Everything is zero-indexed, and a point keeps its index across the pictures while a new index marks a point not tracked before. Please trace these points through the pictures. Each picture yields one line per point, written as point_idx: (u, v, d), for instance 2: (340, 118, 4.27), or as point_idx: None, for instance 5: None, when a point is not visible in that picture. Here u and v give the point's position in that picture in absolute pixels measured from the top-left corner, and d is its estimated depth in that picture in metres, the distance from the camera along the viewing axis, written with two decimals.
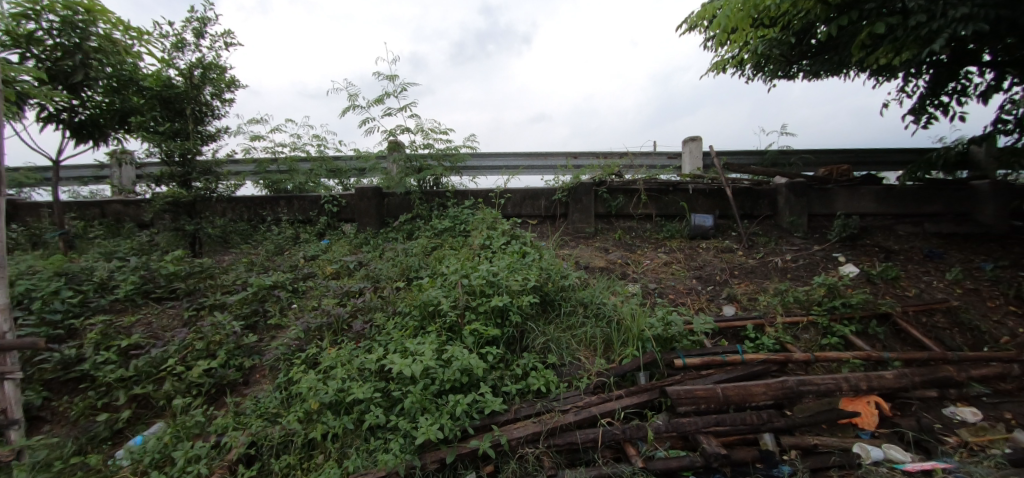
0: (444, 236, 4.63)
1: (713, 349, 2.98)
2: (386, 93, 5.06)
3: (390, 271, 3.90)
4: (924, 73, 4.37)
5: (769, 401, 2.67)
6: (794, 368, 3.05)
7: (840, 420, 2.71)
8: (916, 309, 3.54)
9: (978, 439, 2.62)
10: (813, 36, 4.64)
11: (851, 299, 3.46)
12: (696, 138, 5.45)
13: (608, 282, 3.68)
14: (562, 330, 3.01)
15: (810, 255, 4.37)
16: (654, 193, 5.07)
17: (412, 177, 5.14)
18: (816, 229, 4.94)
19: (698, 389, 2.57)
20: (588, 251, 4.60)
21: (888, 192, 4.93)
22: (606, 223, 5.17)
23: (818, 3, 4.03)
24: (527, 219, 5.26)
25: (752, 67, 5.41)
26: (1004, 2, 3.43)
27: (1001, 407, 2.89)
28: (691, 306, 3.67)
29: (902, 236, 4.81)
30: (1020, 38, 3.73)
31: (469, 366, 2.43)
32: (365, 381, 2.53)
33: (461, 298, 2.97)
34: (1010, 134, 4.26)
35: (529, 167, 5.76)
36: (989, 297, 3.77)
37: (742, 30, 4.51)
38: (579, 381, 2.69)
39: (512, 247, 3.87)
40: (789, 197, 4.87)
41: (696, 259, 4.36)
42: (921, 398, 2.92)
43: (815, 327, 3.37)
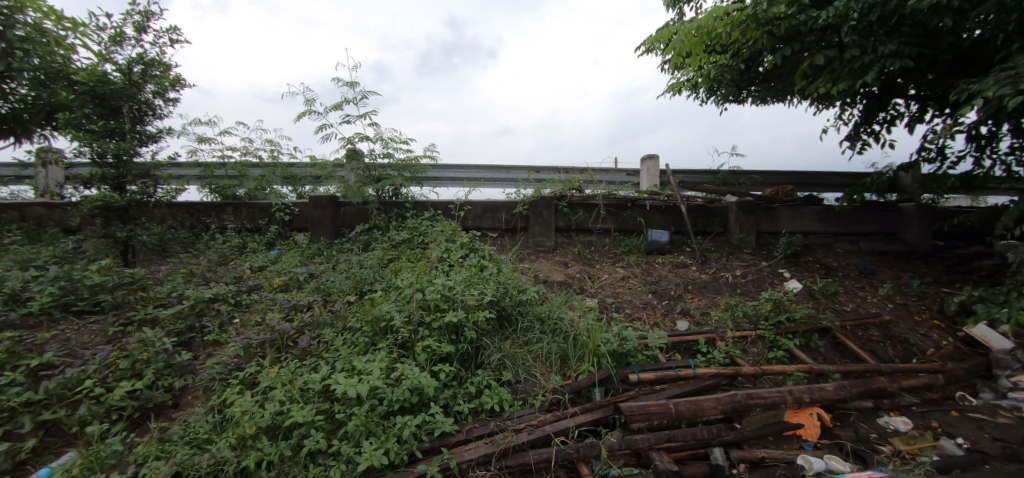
0: (401, 248, 4.51)
1: (666, 364, 3.03)
2: (344, 100, 4.93)
3: (342, 284, 3.75)
4: (858, 103, 4.71)
5: (719, 416, 2.72)
6: (743, 382, 3.13)
7: (785, 432, 2.79)
8: (853, 324, 3.75)
9: (910, 447, 2.77)
10: (760, 64, 4.91)
11: (795, 313, 3.62)
12: (654, 156, 5.61)
13: (565, 296, 3.67)
14: (519, 346, 2.97)
15: (759, 271, 4.55)
16: (612, 208, 5.15)
17: (370, 186, 5.01)
18: (763, 246, 5.16)
19: (651, 405, 2.59)
20: (547, 265, 4.60)
21: (827, 212, 5.24)
22: (566, 237, 5.19)
23: (764, 33, 4.28)
24: (487, 232, 5.22)
25: (706, 90, 5.66)
26: (926, 41, 3.74)
27: (928, 416, 3.07)
28: (647, 321, 3.72)
29: (841, 253, 5.10)
30: (939, 75, 4.08)
31: (419, 385, 2.35)
32: (306, 402, 2.39)
33: (415, 313, 2.89)
34: (932, 162, 4.64)
35: (491, 179, 5.73)
36: (916, 312, 4.04)
37: (696, 55, 4.71)
38: (534, 398, 2.65)
39: (471, 261, 3.81)
40: (739, 215, 5.08)
41: (652, 275, 4.45)
42: (858, 409, 3.06)
43: (763, 341, 3.50)
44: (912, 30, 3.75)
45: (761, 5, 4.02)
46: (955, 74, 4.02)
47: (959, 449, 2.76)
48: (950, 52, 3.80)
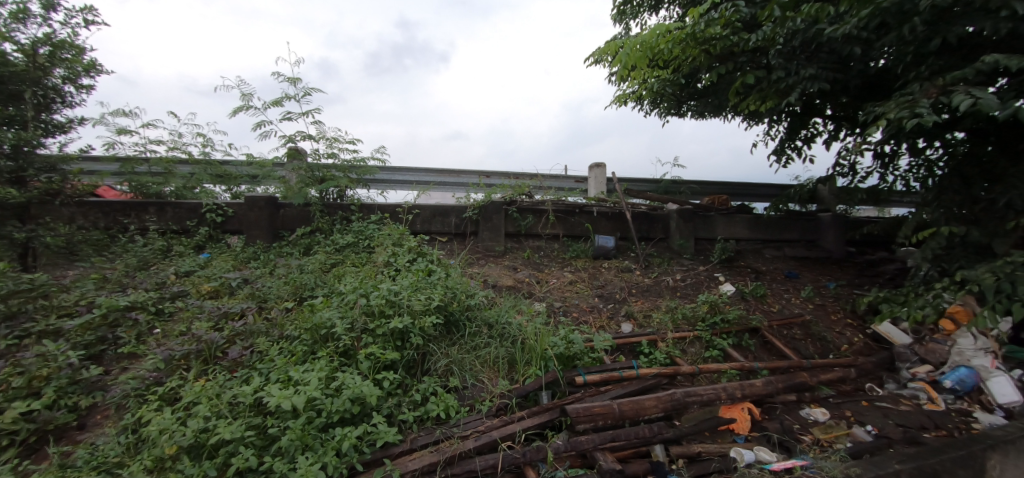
0: (345, 252, 4.34)
1: (611, 365, 3.11)
2: (285, 96, 4.71)
3: (280, 290, 3.55)
4: (783, 121, 5.10)
5: (660, 414, 2.82)
6: (682, 381, 3.28)
7: (719, 427, 2.95)
8: (779, 323, 4.03)
9: (827, 436, 3.01)
10: (698, 80, 5.20)
11: (728, 315, 3.84)
12: (601, 164, 5.78)
13: (513, 300, 3.68)
14: (466, 351, 2.93)
15: (697, 275, 4.80)
16: (560, 214, 5.24)
17: (313, 187, 4.78)
18: (700, 251, 5.44)
19: (595, 406, 2.64)
20: (497, 269, 4.59)
21: (757, 220, 5.61)
22: (515, 242, 5.22)
23: (702, 51, 4.54)
24: (436, 236, 5.14)
25: (649, 102, 5.92)
26: (840, 67, 4.12)
27: (843, 406, 3.36)
28: (593, 325, 3.79)
29: (769, 258, 5.47)
30: (851, 98, 4.50)
31: (361, 395, 2.26)
32: (236, 418, 2.23)
33: (359, 319, 2.78)
34: (845, 176, 5.10)
35: (441, 183, 5.66)
36: (833, 312, 4.41)
37: (640, 68, 4.91)
38: (481, 403, 2.62)
39: (418, 265, 3.73)
40: (679, 222, 5.33)
41: (598, 279, 4.56)
42: (783, 402, 3.28)
43: (700, 341, 3.67)
44: (828, 56, 4.12)
45: (700, 24, 4.26)
46: (864, 98, 4.45)
47: (868, 436, 3.03)
48: (860, 77, 4.19)
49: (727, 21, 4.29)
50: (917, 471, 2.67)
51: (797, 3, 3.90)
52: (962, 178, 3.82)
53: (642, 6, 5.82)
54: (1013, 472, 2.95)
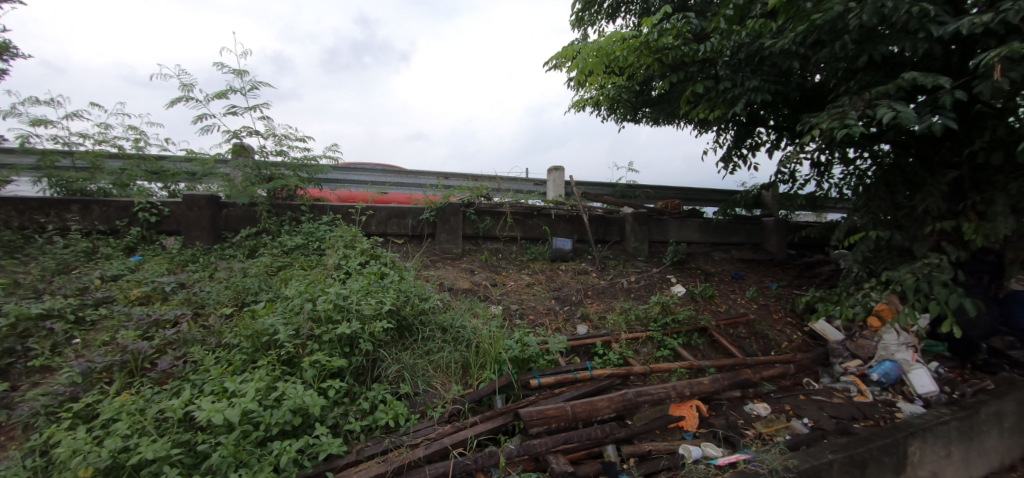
0: (294, 254, 4.14)
1: (566, 367, 3.13)
2: (230, 89, 4.46)
3: (220, 295, 3.34)
4: (730, 129, 5.35)
5: (612, 414, 2.86)
6: (634, 381, 3.35)
7: (669, 425, 3.03)
8: (726, 323, 4.20)
9: (768, 429, 3.16)
10: (651, 88, 5.36)
11: (679, 315, 3.96)
12: (559, 168, 5.84)
13: (469, 303, 3.64)
14: (419, 356, 2.87)
15: (650, 277, 4.93)
16: (519, 216, 5.25)
17: (261, 186, 4.55)
18: (654, 253, 5.60)
19: (549, 408, 2.63)
20: (453, 272, 4.53)
21: (707, 224, 5.84)
22: (473, 244, 5.17)
23: (655, 60, 4.68)
24: (391, 239, 5.00)
25: (606, 107, 6.04)
26: (781, 79, 4.36)
27: (783, 400, 3.54)
28: (549, 327, 3.81)
29: (717, 260, 5.71)
30: (791, 109, 4.77)
31: (303, 405, 2.15)
32: (162, 435, 2.07)
33: (304, 325, 2.66)
34: (786, 183, 5.40)
35: (398, 183, 5.53)
36: (775, 311, 4.66)
37: (597, 74, 5.01)
38: (433, 410, 2.57)
39: (371, 268, 3.61)
40: (634, 225, 5.46)
41: (555, 281, 4.59)
42: (729, 398, 3.42)
43: (652, 342, 3.77)
44: (770, 69, 4.34)
45: (653, 33, 4.40)
46: (802, 110, 4.73)
47: (805, 429, 3.20)
48: (798, 90, 4.45)
49: (678, 32, 4.44)
50: (848, 460, 2.84)
51: (742, 18, 4.10)
52: (888, 185, 4.13)
53: (599, 13, 5.94)
54: (931, 457, 3.19)
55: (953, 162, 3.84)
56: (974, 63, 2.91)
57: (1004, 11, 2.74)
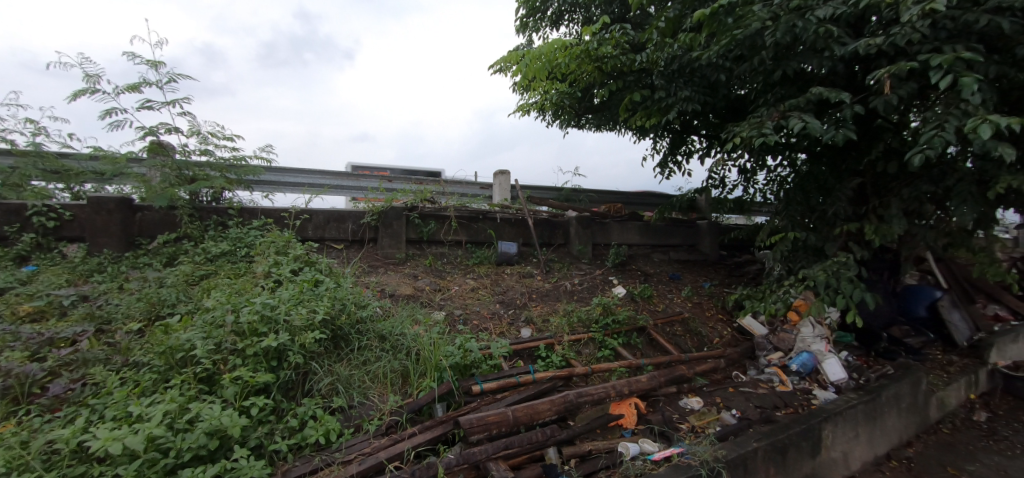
0: (219, 262, 3.84)
1: (508, 371, 3.13)
2: (145, 82, 4.08)
3: (131, 308, 3.04)
4: (665, 137, 5.61)
5: (554, 416, 2.89)
6: (577, 381, 3.41)
7: (609, 423, 3.11)
8: (663, 321, 4.38)
9: (700, 422, 3.31)
10: (592, 95, 5.52)
11: (619, 316, 4.09)
12: (505, 172, 5.86)
13: (411, 310, 3.53)
14: (354, 367, 2.76)
15: (593, 279, 5.05)
16: (463, 220, 5.20)
17: (182, 187, 4.17)
18: (597, 256, 5.75)
19: (489, 414, 2.61)
20: (395, 278, 4.40)
21: (647, 227, 6.10)
22: (417, 249, 5.06)
23: (595, 68, 4.82)
24: (330, 244, 4.78)
25: (550, 113, 6.15)
26: (709, 91, 4.63)
27: (714, 393, 3.74)
28: (493, 331, 3.79)
29: (656, 262, 5.97)
30: (721, 119, 5.07)
31: (220, 426, 2.00)
32: (50, 469, 1.84)
33: (226, 339, 2.47)
34: (717, 188, 5.73)
35: (336, 186, 5.31)
36: (707, 309, 4.93)
37: (540, 80, 5.05)
38: (368, 423, 2.48)
39: (305, 275, 3.41)
40: (577, 228, 5.59)
41: (500, 285, 4.58)
42: (665, 394, 3.56)
43: (593, 342, 3.85)
44: (700, 81, 4.59)
45: (592, 42, 4.52)
46: (729, 120, 5.04)
47: (733, 419, 3.40)
48: (724, 101, 4.75)
49: (616, 42, 4.60)
50: (770, 447, 3.03)
51: (673, 31, 4.32)
52: (803, 191, 4.49)
53: (543, 20, 6.04)
54: (841, 439, 3.49)
55: (856, 170, 4.25)
56: (870, 81, 3.24)
57: (892, 36, 3.07)
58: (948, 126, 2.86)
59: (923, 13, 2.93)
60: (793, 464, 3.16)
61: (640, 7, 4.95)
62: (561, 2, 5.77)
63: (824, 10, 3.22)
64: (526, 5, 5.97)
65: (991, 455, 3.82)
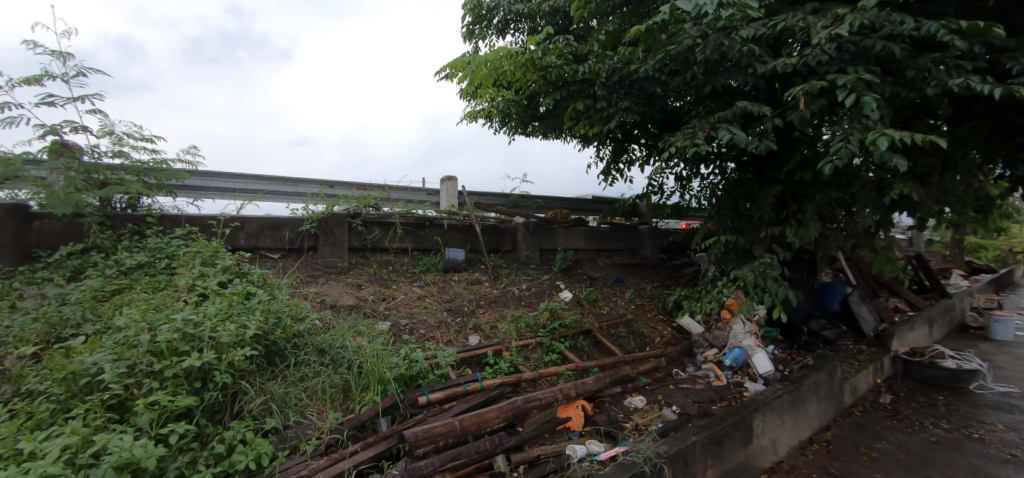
0: (135, 275, 3.50)
1: (455, 380, 3.08)
2: (47, 74, 3.65)
3: (25, 330, 2.69)
4: (608, 145, 5.80)
5: (501, 423, 2.87)
6: (525, 387, 3.42)
7: (557, 427, 3.14)
8: (608, 324, 4.50)
9: (644, 420, 3.42)
10: (538, 103, 5.60)
11: (566, 320, 4.15)
12: (452, 178, 5.80)
13: (353, 321, 3.39)
14: (291, 384, 2.62)
15: (540, 284, 5.09)
16: (409, 227, 5.09)
17: (90, 193, 3.74)
18: (545, 261, 5.82)
19: (436, 426, 2.55)
20: (337, 287, 4.21)
21: (592, 232, 6.26)
22: (361, 257, 4.89)
23: (540, 76, 4.89)
24: (264, 253, 4.51)
25: (497, 120, 6.17)
26: (648, 102, 4.84)
27: (656, 391, 3.88)
28: (440, 340, 3.71)
29: (601, 266, 6.14)
30: (658, 129, 5.31)
31: (132, 459, 1.80)
32: None
33: (141, 361, 2.25)
34: (657, 194, 5.99)
35: (273, 192, 5.00)
36: (649, 310, 5.12)
37: (486, 87, 5.01)
38: (306, 443, 2.34)
39: (235, 287, 3.17)
40: (525, 234, 5.63)
41: (447, 292, 4.51)
42: (610, 395, 3.66)
43: (541, 347, 3.88)
44: (639, 92, 4.78)
45: (537, 52, 4.59)
46: (666, 130, 5.30)
47: (674, 415, 3.54)
48: (661, 113, 4.99)
49: (560, 53, 4.71)
50: (708, 440, 3.18)
51: (613, 44, 4.48)
52: (732, 197, 4.79)
53: (489, 28, 6.06)
54: (770, 428, 3.73)
55: (778, 178, 4.60)
56: (787, 96, 3.52)
57: (805, 56, 3.36)
58: (852, 139, 3.16)
59: (830, 36, 3.23)
60: (729, 455, 3.33)
61: (583, 19, 5.10)
62: (506, 11, 5.83)
63: (747, 30, 3.46)
64: (471, 12, 5.97)
65: (895, 433, 4.23)
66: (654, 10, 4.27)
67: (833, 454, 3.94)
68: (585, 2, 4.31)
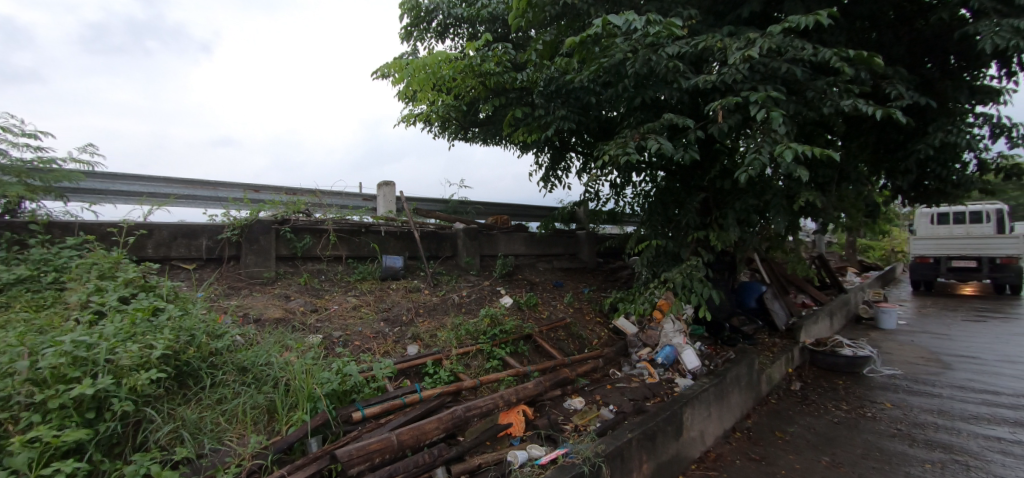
0: (13, 291, 3.04)
1: (392, 393, 2.97)
2: None
3: None
4: (546, 153, 5.91)
5: (441, 435, 2.80)
6: (465, 395, 3.36)
7: (498, 434, 3.12)
8: (547, 328, 4.56)
9: (583, 420, 3.49)
10: (477, 110, 5.60)
11: (506, 326, 4.15)
12: (389, 183, 5.65)
13: (280, 335, 3.17)
14: (205, 408, 2.39)
15: (481, 290, 5.06)
16: (344, 234, 4.87)
17: None
18: (485, 267, 5.81)
19: (371, 442, 2.44)
20: (262, 299, 3.92)
21: (532, 238, 6.34)
22: (290, 266, 4.60)
23: (479, 82, 4.89)
24: (177, 264, 4.12)
25: (436, 124, 6.09)
26: (583, 112, 4.98)
27: (594, 392, 3.98)
28: (377, 351, 3.56)
29: (541, 271, 6.24)
30: (594, 137, 5.48)
31: None
32: None
33: (18, 392, 1.96)
34: (594, 201, 6.18)
35: (187, 196, 4.57)
36: (587, 313, 5.26)
37: (424, 91, 4.91)
38: (223, 472, 2.13)
39: (139, 302, 2.85)
40: (465, 240, 5.59)
41: (385, 301, 4.35)
42: (550, 398, 3.70)
43: (482, 354, 3.84)
44: (575, 101, 4.90)
45: (475, 58, 4.57)
46: (601, 139, 5.48)
47: (611, 414, 3.64)
48: (596, 122, 5.16)
49: (498, 60, 4.72)
50: (643, 436, 3.30)
51: (550, 54, 4.59)
52: (662, 203, 5.04)
53: (428, 31, 5.98)
54: (699, 421, 3.94)
55: (702, 186, 4.91)
56: (707, 110, 3.78)
57: (722, 74, 3.62)
58: (764, 151, 3.44)
59: (743, 57, 3.52)
60: (661, 449, 3.48)
61: (521, 28, 5.19)
62: (445, 15, 5.79)
63: (672, 47, 3.67)
64: (410, 13, 5.85)
65: (805, 417, 4.64)
66: (588, 24, 4.43)
67: (754, 441, 4.23)
68: (522, 12, 4.39)
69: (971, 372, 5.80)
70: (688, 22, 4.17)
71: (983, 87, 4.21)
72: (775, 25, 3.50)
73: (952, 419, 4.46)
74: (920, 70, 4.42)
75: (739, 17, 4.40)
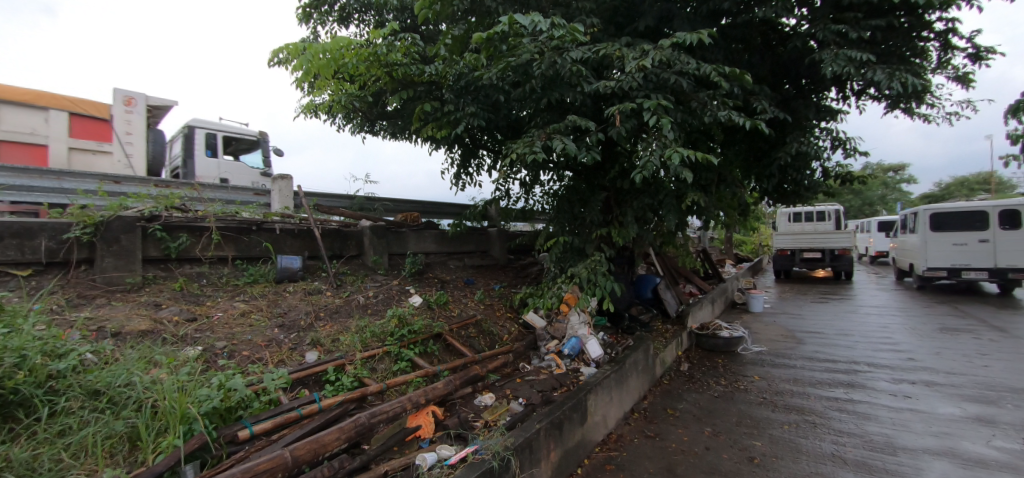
0: None
1: (287, 405, 2.73)
2: None
3: None
4: (456, 151, 5.83)
5: (342, 445, 2.63)
6: (371, 401, 3.18)
7: (406, 437, 3.02)
8: (458, 326, 4.50)
9: (492, 416, 3.50)
10: (385, 101, 5.43)
11: (414, 326, 4.02)
12: (287, 176, 5.20)
13: (147, 349, 2.75)
14: (41, 444, 2.01)
15: (389, 289, 4.86)
16: (230, 233, 4.38)
17: None
18: (393, 266, 5.59)
19: (261, 462, 2.21)
20: (123, 309, 3.36)
21: (442, 235, 6.24)
22: (161, 270, 4.02)
23: (385, 73, 4.65)
24: (6, 270, 3.39)
25: (340, 114, 5.73)
26: (493, 109, 4.98)
27: (504, 386, 4.04)
28: (269, 361, 3.23)
29: (452, 268, 6.18)
30: (504, 135, 5.53)
31: None
32: None
33: None
34: (504, 199, 6.24)
35: (20, 186, 3.83)
36: (498, 309, 5.30)
37: (325, 79, 4.57)
38: None
39: None
40: (372, 239, 5.33)
41: (280, 305, 3.99)
42: (461, 397, 3.66)
43: (389, 356, 3.68)
44: (483, 99, 4.89)
45: (381, 47, 4.33)
46: (509, 136, 5.52)
47: (520, 407, 3.71)
48: (505, 121, 5.19)
49: (405, 50, 4.53)
50: (550, 425, 3.41)
51: (460, 49, 4.47)
52: (569, 201, 5.24)
53: (329, 14, 5.56)
54: (602, 406, 4.17)
55: (604, 185, 5.19)
56: (607, 115, 3.99)
57: (621, 81, 3.85)
58: (656, 153, 3.72)
59: (638, 67, 3.77)
60: (568, 436, 3.62)
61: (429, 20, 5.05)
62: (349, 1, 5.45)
63: (576, 52, 3.81)
64: None
65: (692, 394, 5.14)
66: (497, 22, 4.46)
67: (649, 419, 4.58)
68: (430, 3, 4.22)
69: (817, 345, 6.86)
70: (590, 29, 4.37)
71: (825, 108, 4.93)
72: (666, 39, 3.79)
73: (804, 386, 5.23)
74: (780, 89, 5.10)
75: (636, 30, 4.72)
